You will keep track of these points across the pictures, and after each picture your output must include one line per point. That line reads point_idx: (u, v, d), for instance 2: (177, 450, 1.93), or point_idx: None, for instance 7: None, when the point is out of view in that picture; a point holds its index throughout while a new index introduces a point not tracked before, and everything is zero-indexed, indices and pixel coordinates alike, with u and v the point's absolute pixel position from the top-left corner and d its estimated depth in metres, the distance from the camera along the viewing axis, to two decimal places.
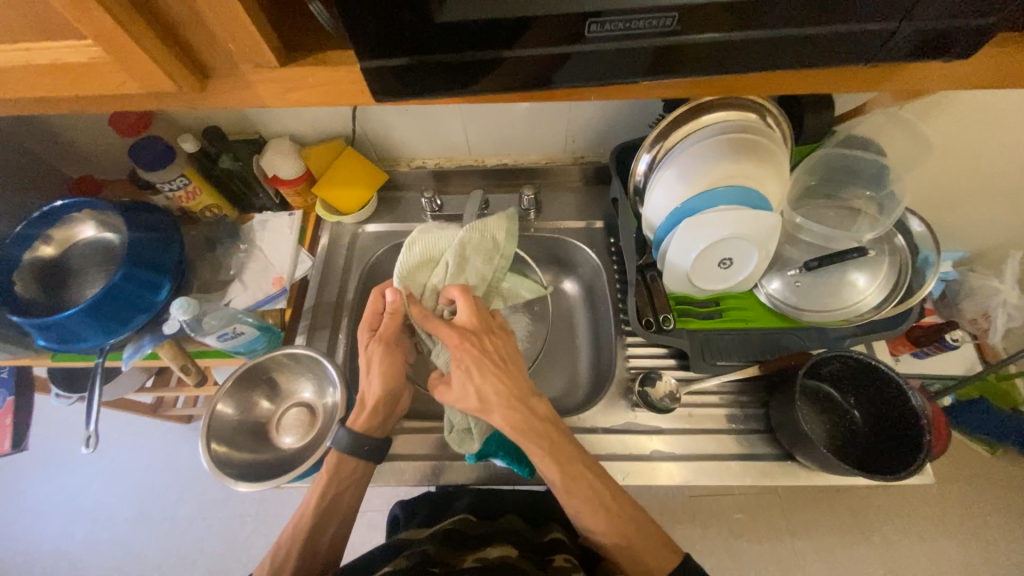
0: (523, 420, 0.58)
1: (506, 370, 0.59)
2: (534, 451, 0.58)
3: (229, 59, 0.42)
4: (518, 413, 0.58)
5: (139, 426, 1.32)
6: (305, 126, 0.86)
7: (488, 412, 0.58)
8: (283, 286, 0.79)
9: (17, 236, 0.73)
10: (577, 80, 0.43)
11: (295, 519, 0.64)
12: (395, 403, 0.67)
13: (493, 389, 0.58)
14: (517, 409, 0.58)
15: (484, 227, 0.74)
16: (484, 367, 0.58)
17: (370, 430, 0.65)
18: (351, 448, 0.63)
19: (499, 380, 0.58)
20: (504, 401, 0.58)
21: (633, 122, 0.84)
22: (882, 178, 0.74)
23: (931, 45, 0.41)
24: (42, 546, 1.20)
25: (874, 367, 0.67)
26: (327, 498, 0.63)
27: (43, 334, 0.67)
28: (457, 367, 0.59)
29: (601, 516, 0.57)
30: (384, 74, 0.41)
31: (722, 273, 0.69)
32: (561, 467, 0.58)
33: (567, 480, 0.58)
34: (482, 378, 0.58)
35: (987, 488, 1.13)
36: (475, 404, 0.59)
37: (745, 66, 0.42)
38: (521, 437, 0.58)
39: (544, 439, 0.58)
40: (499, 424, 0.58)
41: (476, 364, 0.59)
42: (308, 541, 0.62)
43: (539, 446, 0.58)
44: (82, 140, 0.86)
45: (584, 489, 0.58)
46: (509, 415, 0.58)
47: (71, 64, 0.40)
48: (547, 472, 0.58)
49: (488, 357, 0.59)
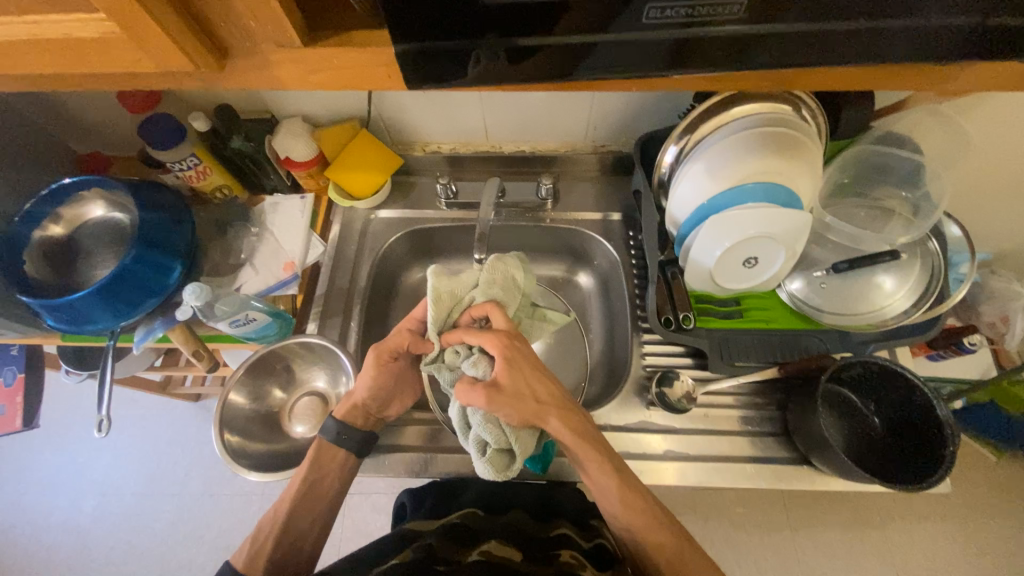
0: (579, 428, 0.58)
1: (552, 375, 0.60)
2: (594, 459, 0.58)
3: (249, 38, 0.40)
4: (573, 416, 0.59)
5: (148, 403, 1.33)
6: (318, 106, 0.83)
7: (545, 418, 0.57)
8: (295, 271, 0.78)
9: (25, 215, 0.71)
10: (607, 72, 0.40)
11: (276, 506, 0.64)
12: (382, 403, 0.68)
13: (547, 392, 0.58)
14: (570, 411, 0.59)
15: (502, 264, 0.68)
16: (535, 367, 0.59)
17: (354, 419, 0.67)
18: (335, 437, 0.65)
19: (549, 382, 0.59)
20: (561, 408, 0.58)
21: (659, 111, 0.80)
22: (918, 178, 0.71)
23: (1011, 45, 0.38)
24: (53, 518, 1.22)
25: (898, 374, 0.65)
26: (304, 488, 0.64)
27: (53, 315, 0.66)
28: (509, 367, 0.57)
29: (653, 526, 0.59)
30: (419, 60, 0.39)
31: (745, 271, 0.67)
32: (622, 481, 0.59)
33: (624, 489, 0.59)
34: (535, 380, 0.58)
35: (992, 491, 1.12)
36: (531, 412, 0.57)
37: (795, 61, 0.39)
38: (579, 441, 0.58)
39: (597, 448, 0.59)
40: (559, 429, 0.57)
41: (528, 362, 0.59)
42: (286, 527, 0.62)
43: (594, 452, 0.58)
44: (90, 116, 0.84)
45: (638, 501, 0.59)
46: (565, 418, 0.58)
47: (82, 39, 0.38)
48: (603, 486, 0.59)
49: (534, 357, 0.60)
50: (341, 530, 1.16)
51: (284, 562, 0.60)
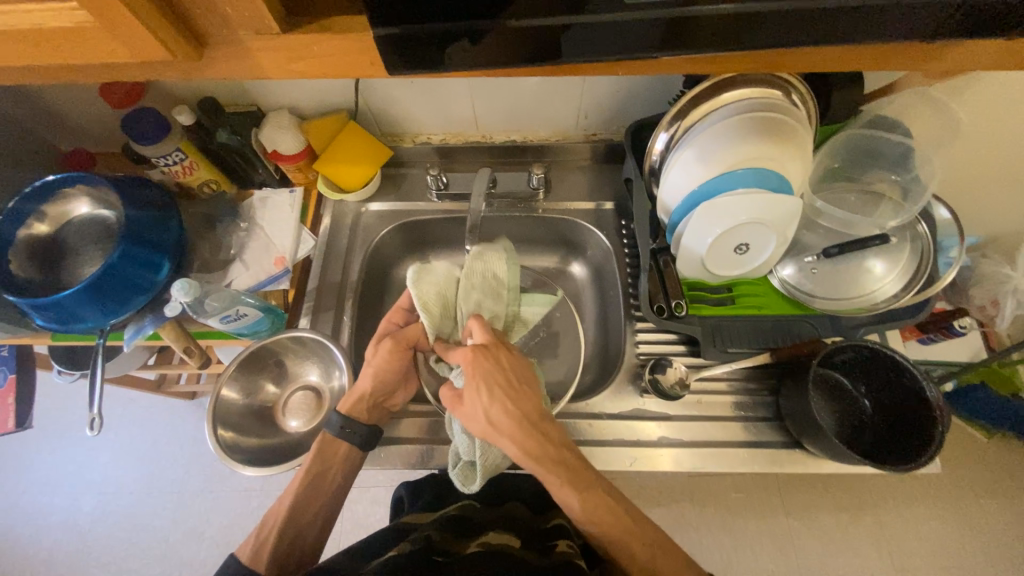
0: (535, 451, 0.56)
1: (519, 394, 0.58)
2: (549, 480, 0.56)
3: (227, 25, 0.39)
4: (532, 440, 0.56)
5: (144, 403, 1.33)
6: (305, 98, 0.82)
7: (495, 439, 0.56)
8: (285, 266, 0.77)
9: (10, 212, 0.70)
10: (591, 55, 0.40)
11: (281, 498, 0.63)
12: (389, 394, 0.69)
13: (502, 413, 0.56)
14: (530, 435, 0.56)
15: (481, 263, 0.70)
16: (493, 387, 0.57)
17: (359, 415, 0.67)
18: (339, 431, 0.65)
19: (507, 402, 0.57)
20: (514, 432, 0.56)
21: (649, 98, 0.80)
22: (907, 161, 0.71)
23: (997, 21, 0.38)
24: (51, 518, 1.22)
25: (887, 356, 0.66)
26: (309, 480, 0.63)
27: (40, 314, 0.65)
28: (469, 384, 0.58)
29: (621, 533, 0.56)
30: (402, 45, 0.38)
31: (737, 258, 0.67)
32: (580, 500, 0.56)
33: (586, 507, 0.56)
34: (491, 402, 0.57)
35: (982, 471, 1.14)
36: (482, 429, 0.57)
37: (782, 40, 0.39)
38: (535, 464, 0.56)
39: (555, 471, 0.56)
40: (508, 451, 0.56)
41: (486, 381, 0.58)
42: (290, 520, 0.61)
43: (554, 474, 0.56)
44: (72, 111, 0.83)
45: (604, 513, 0.57)
46: (521, 442, 0.56)
47: (54, 29, 0.37)
48: (565, 501, 0.57)
49: (499, 375, 0.59)
50: (340, 524, 1.16)
51: (288, 556, 0.60)
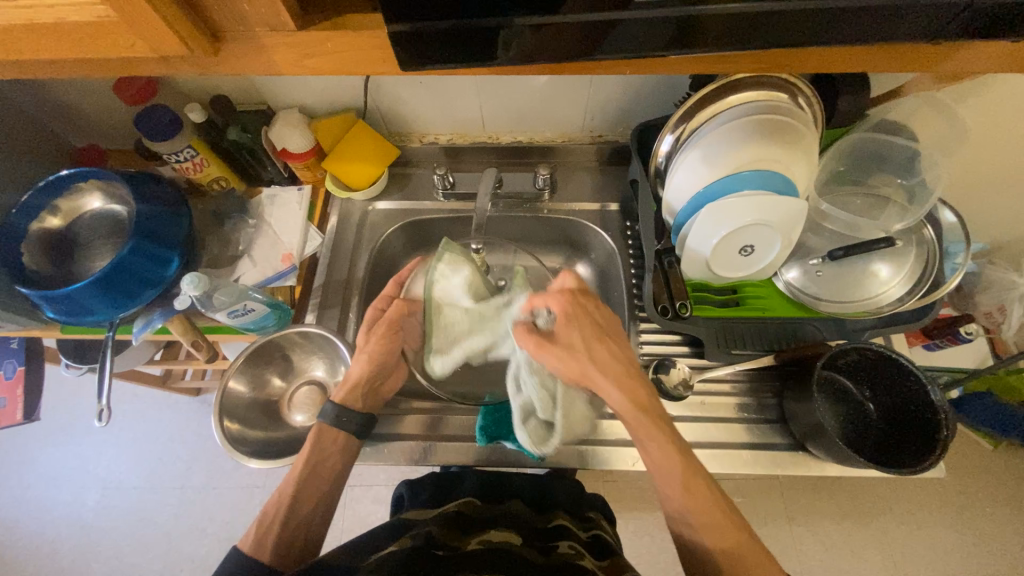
0: (639, 403, 0.56)
1: (617, 340, 0.60)
2: (648, 433, 0.56)
3: (243, 21, 0.40)
4: (637, 387, 0.57)
5: (150, 398, 1.34)
6: (314, 97, 0.83)
7: (602, 383, 0.56)
8: (292, 263, 0.79)
9: (22, 206, 0.71)
10: (597, 52, 0.41)
11: (281, 488, 0.62)
12: (381, 379, 0.71)
13: (609, 358, 0.57)
14: (634, 384, 0.57)
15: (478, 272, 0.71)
16: (596, 329, 0.59)
17: (353, 403, 0.69)
18: (333, 419, 0.66)
19: (614, 345, 0.59)
20: (624, 379, 0.57)
21: (656, 100, 0.80)
22: (913, 166, 0.72)
23: (999, 23, 0.38)
24: (55, 512, 1.22)
25: (893, 359, 0.65)
26: (308, 470, 0.63)
27: (52, 307, 0.66)
28: (570, 324, 0.59)
29: (714, 515, 0.54)
30: (412, 41, 0.39)
31: (742, 260, 0.67)
32: (676, 453, 0.55)
33: (687, 475, 0.54)
34: (597, 341, 0.58)
35: (986, 480, 1.14)
36: (586, 370, 0.56)
37: (785, 41, 0.40)
38: (638, 414, 0.56)
39: (658, 423, 0.56)
40: (616, 398, 0.56)
41: (588, 324, 0.59)
42: (293, 509, 0.60)
43: (659, 427, 0.56)
44: (86, 107, 0.84)
45: (702, 490, 0.54)
46: (627, 389, 0.56)
47: (76, 24, 0.39)
48: (666, 469, 0.55)
49: (598, 319, 0.60)
50: (341, 522, 1.17)
51: (291, 546, 0.58)
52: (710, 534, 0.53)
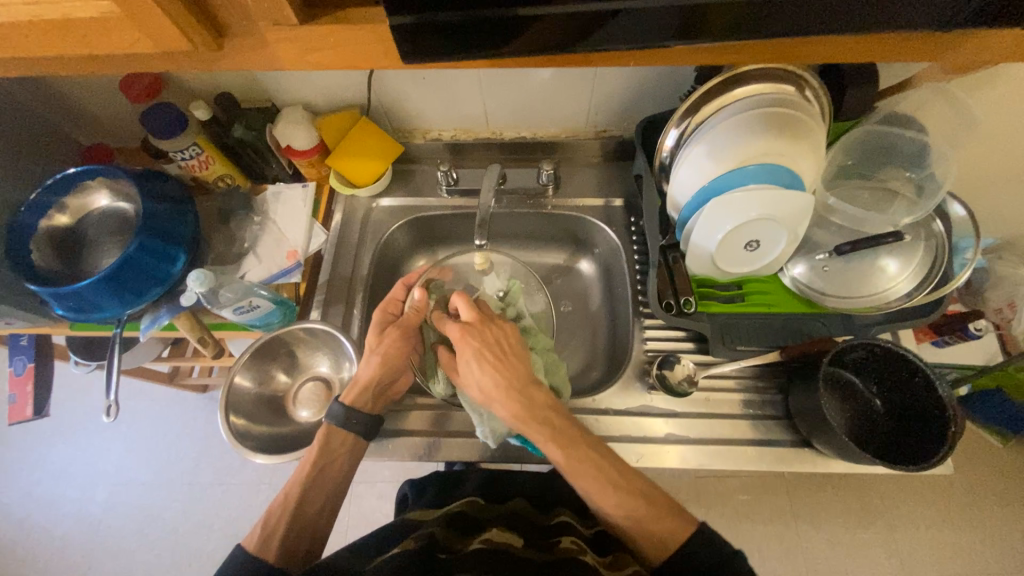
0: (526, 414, 0.59)
1: (507, 363, 0.61)
2: (538, 440, 0.58)
3: (246, 15, 0.40)
4: (519, 404, 0.59)
5: (157, 395, 1.35)
6: (318, 94, 0.83)
7: (492, 403, 0.60)
8: (297, 260, 0.78)
9: (32, 204, 0.72)
10: (598, 43, 0.40)
11: (287, 489, 0.62)
12: (391, 382, 0.70)
13: (490, 379, 0.60)
14: (518, 399, 0.59)
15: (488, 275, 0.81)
16: (484, 357, 0.61)
17: (361, 404, 0.68)
18: (342, 421, 0.66)
19: (499, 368, 0.60)
20: (502, 395, 0.59)
21: (660, 94, 0.80)
22: (923, 159, 0.70)
23: (1008, 10, 0.38)
24: (65, 507, 1.24)
25: (901, 355, 0.65)
26: (316, 471, 0.63)
27: (61, 303, 0.67)
28: (461, 355, 0.62)
29: (609, 492, 0.56)
30: (414, 34, 0.39)
31: (747, 255, 0.67)
32: (564, 452, 0.57)
33: (572, 464, 0.57)
34: (482, 368, 0.61)
35: (995, 478, 1.12)
36: (480, 392, 0.61)
37: (790, 30, 0.39)
38: (523, 426, 0.58)
39: (546, 428, 0.58)
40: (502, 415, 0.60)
41: (476, 354, 0.62)
42: (300, 509, 0.60)
43: (541, 433, 0.58)
44: (93, 105, 0.85)
45: (589, 469, 0.57)
46: (510, 406, 0.59)
47: (81, 20, 0.39)
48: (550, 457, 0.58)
49: (491, 343, 0.62)
50: (347, 517, 1.18)
51: (297, 546, 0.58)
52: (623, 515, 0.56)
